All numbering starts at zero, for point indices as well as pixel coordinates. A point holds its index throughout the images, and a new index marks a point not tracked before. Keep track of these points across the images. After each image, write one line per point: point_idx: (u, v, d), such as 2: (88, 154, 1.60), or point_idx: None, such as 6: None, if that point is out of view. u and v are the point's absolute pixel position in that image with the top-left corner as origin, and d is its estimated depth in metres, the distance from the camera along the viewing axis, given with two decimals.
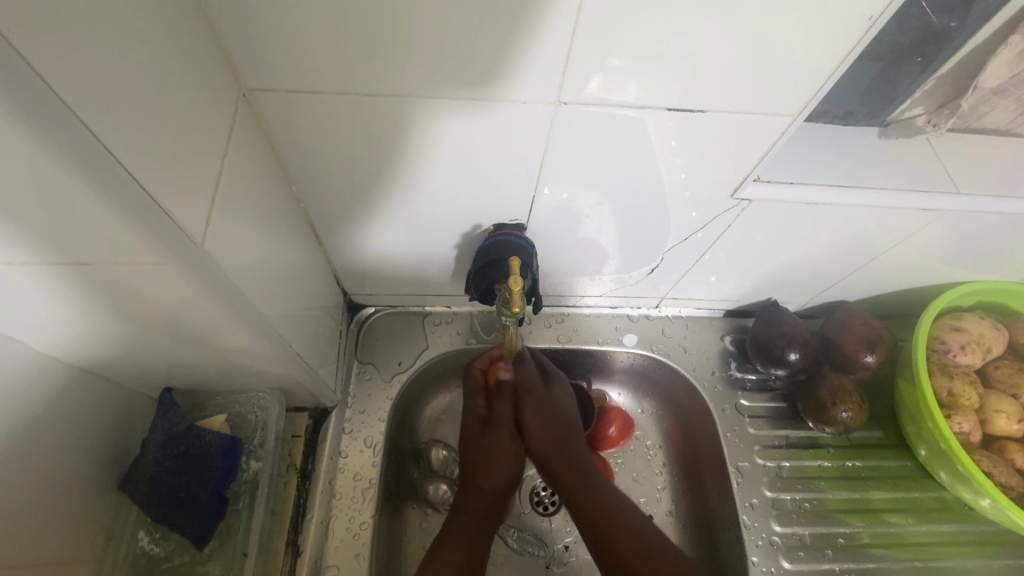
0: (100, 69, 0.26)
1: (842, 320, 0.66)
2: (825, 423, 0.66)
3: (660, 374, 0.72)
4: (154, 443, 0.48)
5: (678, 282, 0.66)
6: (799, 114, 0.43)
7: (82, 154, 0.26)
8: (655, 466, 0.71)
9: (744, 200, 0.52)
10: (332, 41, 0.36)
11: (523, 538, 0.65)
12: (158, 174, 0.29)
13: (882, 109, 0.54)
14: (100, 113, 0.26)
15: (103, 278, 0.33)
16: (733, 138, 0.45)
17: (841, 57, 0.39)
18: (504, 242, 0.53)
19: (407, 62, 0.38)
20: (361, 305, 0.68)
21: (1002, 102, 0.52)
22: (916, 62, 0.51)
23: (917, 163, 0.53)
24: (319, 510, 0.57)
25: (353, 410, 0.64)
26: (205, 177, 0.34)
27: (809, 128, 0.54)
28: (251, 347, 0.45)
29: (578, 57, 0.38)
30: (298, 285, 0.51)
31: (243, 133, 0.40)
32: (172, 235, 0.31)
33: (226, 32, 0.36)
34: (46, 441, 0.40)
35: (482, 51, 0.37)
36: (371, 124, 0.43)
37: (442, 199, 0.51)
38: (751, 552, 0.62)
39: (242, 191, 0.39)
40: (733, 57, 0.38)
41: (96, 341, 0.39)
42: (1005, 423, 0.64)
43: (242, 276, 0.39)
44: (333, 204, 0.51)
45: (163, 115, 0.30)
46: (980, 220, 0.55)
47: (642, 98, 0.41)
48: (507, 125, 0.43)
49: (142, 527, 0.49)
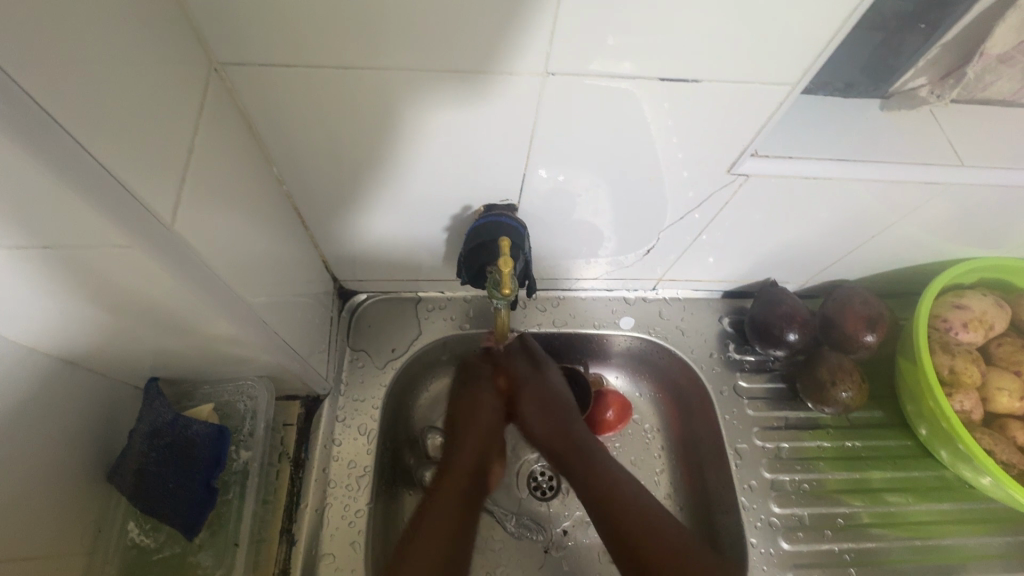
0: (53, 41, 0.24)
1: (842, 299, 0.64)
2: (824, 404, 0.65)
3: (657, 356, 0.71)
4: (140, 434, 0.47)
5: (675, 263, 0.65)
6: (797, 84, 0.42)
7: (35, 133, 0.24)
8: (653, 449, 0.70)
9: (741, 175, 0.50)
10: (309, 12, 0.35)
11: (521, 522, 0.65)
12: (121, 154, 0.28)
13: (884, 79, 0.52)
14: (54, 88, 0.24)
15: (73, 265, 0.31)
16: (732, 112, 0.44)
17: (840, 24, 0.37)
18: (494, 223, 0.52)
19: (387, 33, 0.36)
20: (352, 292, 0.67)
21: (1008, 71, 0.50)
22: (920, 30, 0.49)
23: (921, 135, 0.52)
24: (313, 498, 0.57)
25: (346, 397, 0.63)
26: (174, 158, 0.32)
27: (809, 101, 0.52)
28: (235, 335, 0.44)
29: (565, 29, 0.36)
30: (284, 272, 0.50)
31: (216, 111, 0.38)
32: (141, 219, 0.30)
33: (193, 3, 0.34)
34: (26, 436, 0.39)
35: (466, 21, 0.35)
36: (354, 101, 0.41)
37: (430, 180, 0.49)
38: (750, 534, 0.61)
39: (217, 173, 0.38)
40: (730, 26, 0.37)
41: (74, 332, 0.38)
42: (1007, 401, 0.63)
43: (219, 261, 0.38)
44: (318, 187, 0.50)
45: (125, 90, 0.29)
46: (985, 194, 0.53)
47: (636, 70, 0.40)
48: (497, 101, 0.42)
49: (132, 519, 0.49)
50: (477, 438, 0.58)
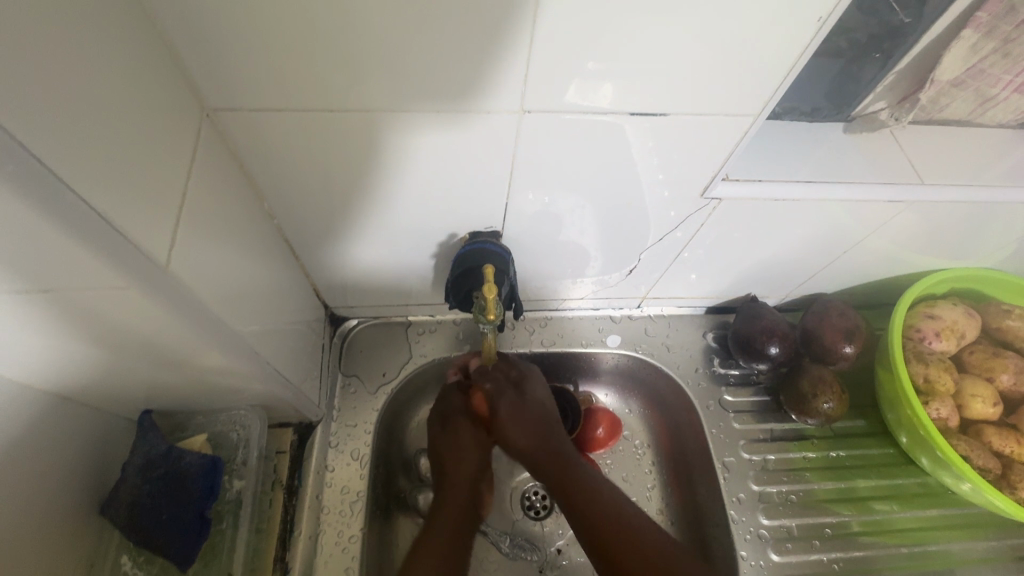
0: (55, 103, 0.26)
1: (820, 312, 0.66)
2: (807, 415, 0.67)
3: (644, 373, 0.73)
4: (134, 466, 0.48)
5: (659, 281, 0.67)
6: (760, 113, 0.44)
7: (39, 187, 0.25)
8: (644, 465, 0.71)
9: (714, 198, 0.52)
10: (298, 60, 0.37)
11: (516, 543, 0.66)
12: (117, 199, 0.29)
13: (846, 104, 0.55)
14: (57, 146, 0.26)
15: (69, 305, 0.32)
16: (702, 139, 0.46)
17: (794, 59, 0.40)
18: (479, 249, 0.54)
19: (372, 77, 0.38)
20: (343, 318, 0.68)
21: (960, 94, 0.54)
22: (876, 58, 0.52)
23: (882, 156, 0.54)
24: (307, 525, 0.57)
25: (339, 423, 0.63)
26: (169, 201, 0.34)
27: (777, 125, 0.55)
28: (228, 366, 0.45)
29: (540, 69, 0.39)
30: (276, 302, 0.51)
31: (209, 153, 0.40)
32: (136, 260, 0.31)
33: (187, 54, 0.36)
34: (22, 473, 0.39)
35: (447, 61, 0.38)
36: (342, 138, 0.43)
37: (418, 210, 0.51)
38: (740, 546, 0.62)
39: (210, 210, 0.39)
40: (697, 60, 0.39)
41: (69, 369, 0.39)
42: (981, 407, 0.65)
43: (213, 294, 0.39)
44: (308, 219, 0.51)
45: (121, 138, 0.30)
46: (947, 210, 0.56)
47: (613, 103, 0.42)
48: (477, 135, 0.44)
49: (126, 552, 0.49)
50: (464, 475, 0.58)
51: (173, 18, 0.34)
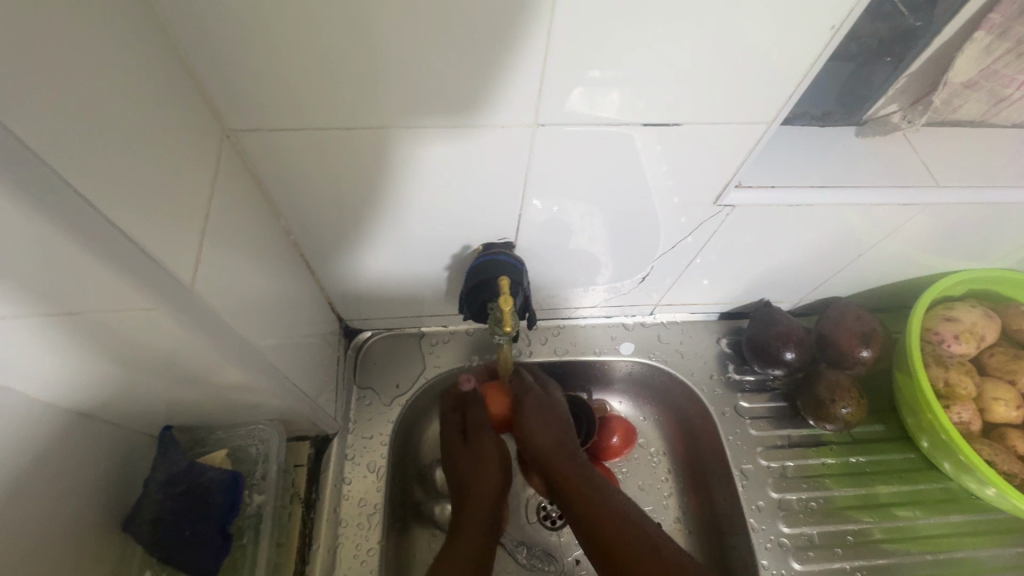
0: (85, 132, 0.27)
1: (835, 316, 0.66)
2: (825, 421, 0.66)
3: (658, 380, 0.72)
4: (155, 483, 0.48)
5: (671, 288, 0.67)
6: (773, 120, 0.44)
7: (67, 212, 0.26)
8: (660, 473, 0.71)
9: (727, 205, 0.52)
10: (312, 78, 0.37)
11: (533, 554, 0.65)
12: (142, 221, 0.30)
13: (858, 107, 0.55)
14: (86, 174, 0.26)
15: (94, 324, 0.33)
16: (714, 146, 0.46)
17: (806, 66, 0.40)
18: (492, 261, 0.54)
19: (385, 93, 0.39)
20: (357, 330, 0.69)
21: (974, 94, 0.53)
22: (886, 61, 0.52)
23: (896, 159, 0.54)
24: (325, 539, 0.58)
25: (355, 435, 0.64)
26: (192, 219, 0.35)
27: (789, 131, 0.55)
28: (247, 382, 0.46)
29: (551, 79, 0.39)
30: (293, 317, 0.52)
31: (228, 171, 0.40)
32: (159, 281, 0.32)
33: (205, 77, 0.37)
34: (48, 491, 0.40)
35: (460, 74, 0.38)
36: (358, 155, 0.43)
37: (431, 221, 0.52)
38: (761, 555, 0.62)
39: (231, 228, 0.40)
40: (711, 65, 0.39)
41: (92, 388, 0.39)
42: (1005, 410, 0.64)
43: (233, 311, 0.40)
44: (323, 233, 0.52)
45: (146, 162, 0.31)
46: (965, 211, 0.55)
47: (623, 113, 0.42)
48: (491, 146, 0.44)
49: (149, 567, 0.50)
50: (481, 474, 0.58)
51: (191, 43, 0.35)
